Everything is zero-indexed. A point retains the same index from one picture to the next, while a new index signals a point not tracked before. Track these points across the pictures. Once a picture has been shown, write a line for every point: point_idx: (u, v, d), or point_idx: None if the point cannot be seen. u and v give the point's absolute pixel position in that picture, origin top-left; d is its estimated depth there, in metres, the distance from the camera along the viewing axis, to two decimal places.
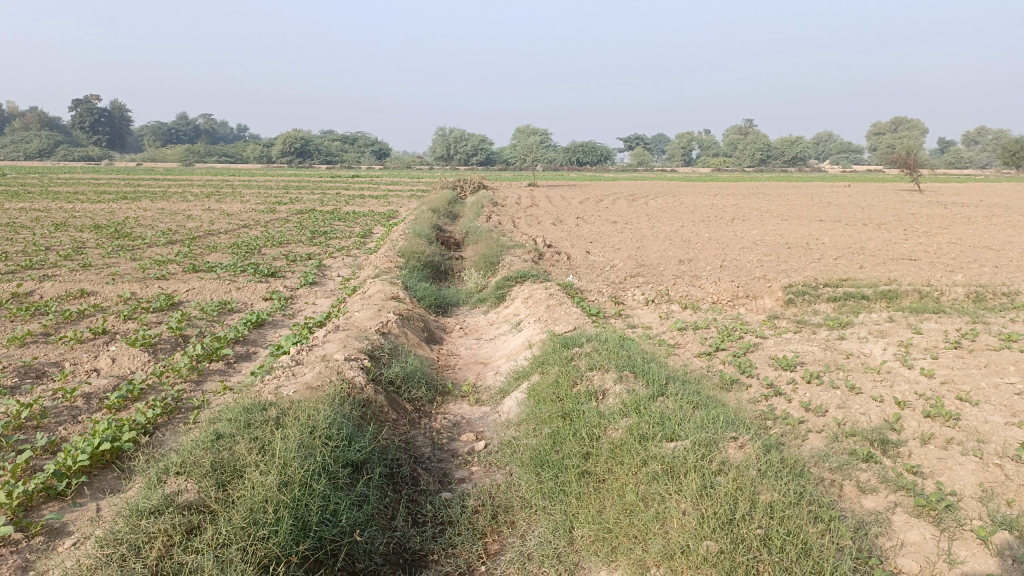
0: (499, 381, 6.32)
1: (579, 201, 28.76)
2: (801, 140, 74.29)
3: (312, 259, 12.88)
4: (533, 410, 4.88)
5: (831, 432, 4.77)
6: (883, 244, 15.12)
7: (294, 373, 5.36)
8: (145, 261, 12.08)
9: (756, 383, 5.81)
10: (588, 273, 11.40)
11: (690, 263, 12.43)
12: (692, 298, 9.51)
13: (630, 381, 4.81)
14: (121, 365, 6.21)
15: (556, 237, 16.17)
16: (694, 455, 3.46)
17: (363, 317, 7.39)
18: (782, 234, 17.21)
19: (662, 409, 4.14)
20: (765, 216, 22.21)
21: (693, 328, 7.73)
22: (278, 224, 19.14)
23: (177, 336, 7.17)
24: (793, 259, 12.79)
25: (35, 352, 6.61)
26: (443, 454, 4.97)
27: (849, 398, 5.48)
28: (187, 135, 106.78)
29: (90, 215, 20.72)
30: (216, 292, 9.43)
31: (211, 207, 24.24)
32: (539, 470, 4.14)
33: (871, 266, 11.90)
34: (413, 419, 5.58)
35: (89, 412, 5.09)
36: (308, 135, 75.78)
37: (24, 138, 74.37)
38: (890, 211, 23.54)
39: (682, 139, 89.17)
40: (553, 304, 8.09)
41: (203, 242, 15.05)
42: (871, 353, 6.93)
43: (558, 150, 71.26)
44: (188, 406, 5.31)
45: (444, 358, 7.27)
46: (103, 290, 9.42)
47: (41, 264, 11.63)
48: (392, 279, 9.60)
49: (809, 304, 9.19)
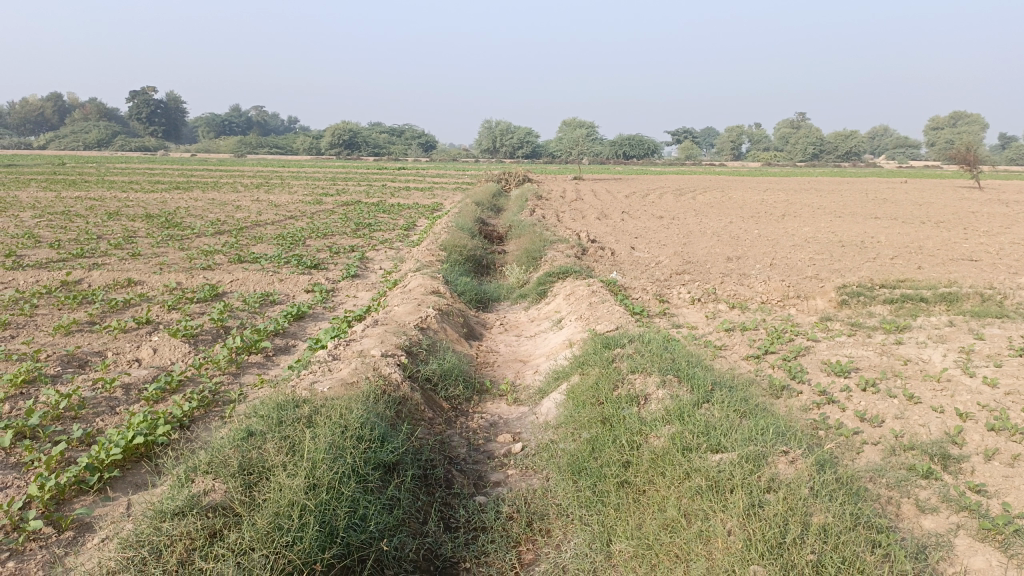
0: (538, 380, 6.18)
1: (625, 196, 28.37)
2: (855, 135, 72.34)
3: (355, 251, 12.88)
4: (572, 414, 4.72)
5: (887, 445, 4.52)
6: (941, 243, 14.53)
7: (329, 368, 5.29)
8: (192, 251, 12.21)
9: (807, 389, 5.56)
10: (632, 269, 11.17)
11: (738, 261, 12.10)
12: (740, 297, 9.22)
13: (673, 385, 4.61)
14: (161, 356, 6.22)
15: (600, 232, 15.94)
16: (741, 470, 3.26)
17: (403, 312, 7.30)
18: (835, 231, 16.70)
19: (708, 417, 3.94)
20: (817, 212, 21.60)
21: (740, 330, 7.48)
22: (324, 215, 19.25)
23: (218, 328, 7.17)
24: (846, 258, 12.35)
25: (79, 341, 6.67)
26: (479, 455, 4.84)
27: (907, 408, 5.20)
28: (239, 126, 108.70)
29: (142, 204, 21.14)
30: (259, 284, 9.46)
31: (259, 198, 24.55)
32: (576, 477, 3.99)
33: (930, 267, 11.41)
34: (450, 417, 5.47)
35: (128, 404, 5.10)
36: (356, 127, 76.47)
37: (83, 129, 76.55)
38: (949, 209, 22.68)
39: (732, 133, 87.65)
40: (595, 302, 7.90)
41: (249, 233, 15.20)
42: (930, 360, 6.60)
43: (605, 144, 70.65)
44: (224, 399, 5.28)
45: (483, 355, 7.15)
46: (149, 279, 9.52)
47: (92, 253, 11.84)
48: (433, 273, 9.52)
49: (863, 306, 8.83)
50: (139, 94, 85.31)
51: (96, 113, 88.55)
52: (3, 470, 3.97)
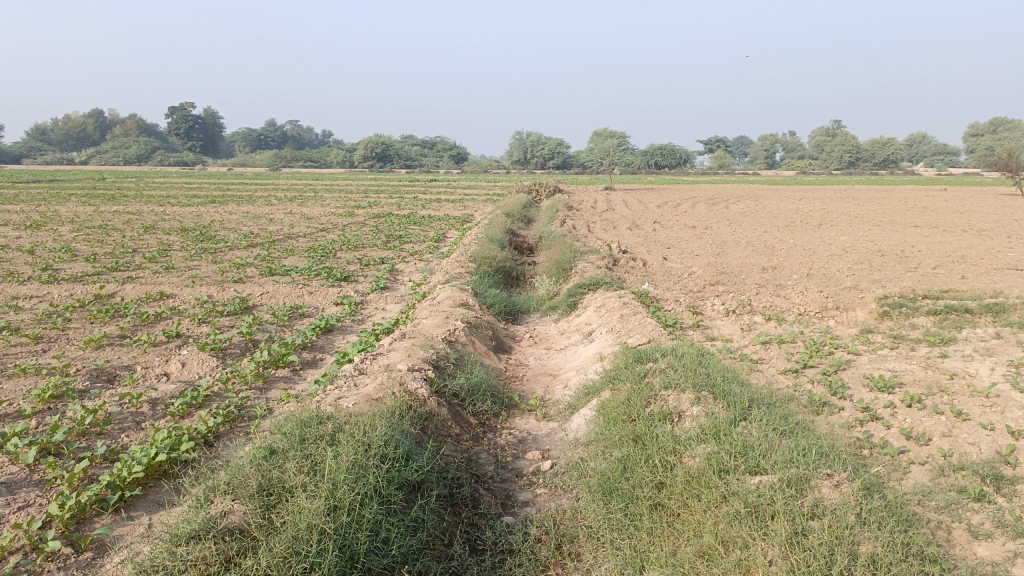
0: (568, 395, 6.03)
1: (657, 206, 28.12)
2: (892, 142, 71.09)
3: (386, 263, 12.86)
4: (603, 431, 4.57)
5: (936, 465, 4.29)
6: (985, 252, 14.08)
7: (355, 383, 5.19)
8: (224, 264, 12.28)
9: (849, 406, 5.34)
10: (665, 280, 10.98)
11: (774, 271, 11.85)
12: (777, 309, 8.98)
13: (708, 401, 4.44)
14: (190, 370, 6.20)
15: (632, 243, 15.76)
16: (782, 495, 3.09)
17: (431, 325, 7.21)
18: (873, 240, 16.32)
19: (746, 436, 3.76)
20: (855, 221, 21.11)
21: (778, 343, 7.26)
22: (355, 228, 19.33)
23: (246, 341, 7.13)
24: (886, 268, 12.00)
25: (108, 355, 6.69)
26: (507, 473, 4.71)
27: (956, 425, 4.96)
28: (274, 140, 110.31)
29: (178, 218, 21.47)
30: (289, 297, 9.45)
31: (292, 211, 24.79)
32: (607, 499, 3.84)
33: (975, 276, 11.05)
34: (478, 434, 5.35)
35: (154, 419, 5.06)
36: (388, 140, 77.12)
37: (124, 144, 78.27)
38: (993, 217, 22.06)
39: (765, 142, 86.77)
40: (627, 314, 7.73)
41: (281, 245, 15.29)
42: (977, 374, 6.33)
43: (637, 155, 70.28)
44: (250, 414, 5.22)
45: (512, 368, 7.02)
46: (181, 293, 9.57)
47: (126, 266, 12.00)
48: (462, 285, 9.44)
49: (906, 318, 8.54)
50: (177, 110, 87.14)
51: (135, 128, 90.52)
52: (26, 488, 3.94)
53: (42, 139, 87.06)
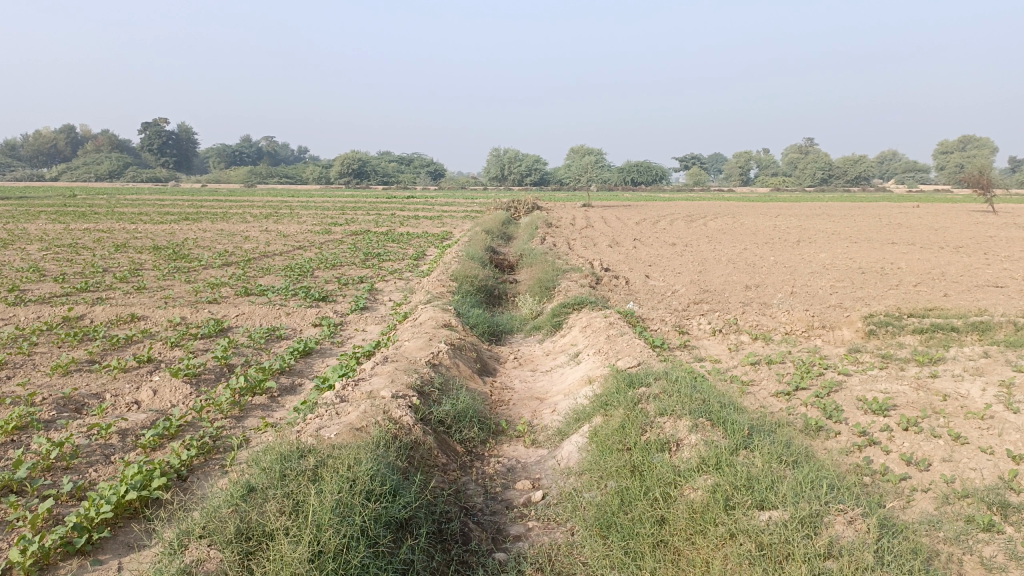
0: (557, 421, 5.84)
1: (636, 222, 28.18)
2: (864, 159, 72.22)
3: (365, 282, 12.62)
4: (597, 460, 4.40)
5: (940, 492, 4.16)
6: (963, 269, 14.17)
7: (336, 412, 4.96)
8: (198, 284, 11.97)
9: (845, 430, 5.22)
10: (649, 299, 10.87)
11: (757, 289, 11.79)
12: (764, 328, 8.88)
13: (706, 429, 4.29)
14: (162, 398, 5.93)
15: (613, 261, 15.67)
16: (795, 538, 2.94)
17: (414, 347, 7.01)
18: (852, 257, 16.39)
19: (749, 466, 3.62)
20: (833, 238, 21.21)
21: (767, 364, 7.15)
22: (333, 245, 19.07)
23: (222, 366, 6.87)
24: (868, 286, 11.99)
25: (76, 382, 6.40)
26: (496, 505, 4.51)
27: (956, 449, 4.84)
28: (249, 157, 109.39)
29: (150, 236, 21.04)
30: (266, 318, 9.20)
31: (268, 228, 24.44)
32: (605, 534, 3.66)
33: (957, 294, 11.07)
34: (465, 463, 5.14)
35: (124, 452, 4.80)
36: (365, 157, 76.86)
37: (96, 160, 77.25)
38: (967, 234, 22.33)
39: (740, 159, 87.68)
40: (614, 335, 7.58)
41: (257, 264, 15.00)
42: (969, 394, 6.25)
43: (613, 172, 70.63)
44: (225, 446, 4.98)
45: (497, 392, 6.83)
46: (153, 314, 9.28)
47: (96, 286, 11.65)
48: (444, 304, 9.26)
49: (892, 337, 8.48)
50: (150, 126, 86.33)
51: (107, 145, 89.39)
52: None
53: (12, 156, 85.70)
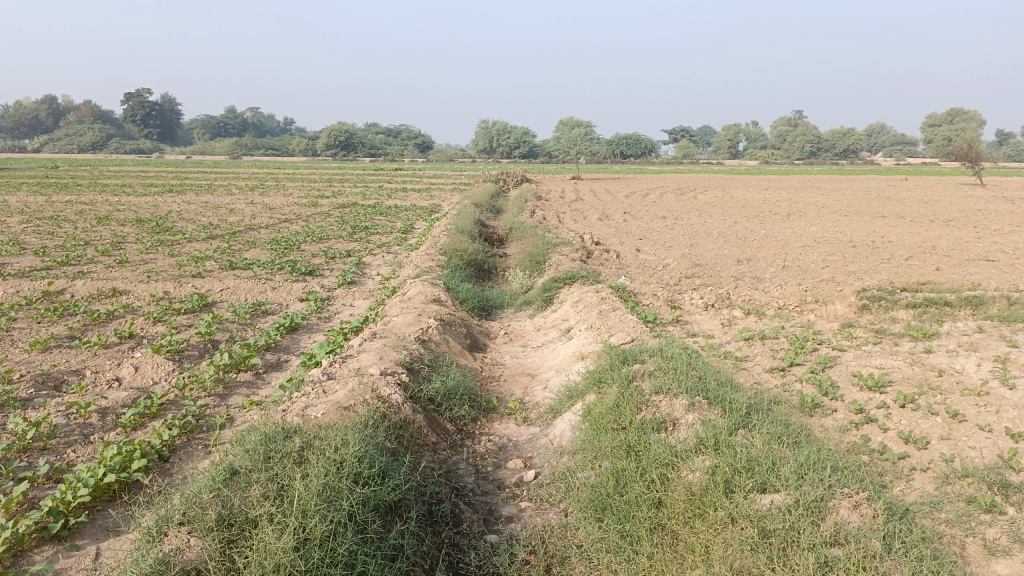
0: (548, 398, 5.74)
1: (626, 195, 28.04)
2: (853, 133, 72.16)
3: (352, 256, 12.43)
4: (591, 440, 4.30)
5: (940, 472, 4.09)
6: (954, 243, 14.11)
7: (323, 390, 4.83)
8: (182, 257, 11.74)
9: (842, 407, 5.14)
10: (640, 273, 10.76)
11: (749, 263, 11.69)
12: (756, 303, 8.79)
13: (703, 408, 4.18)
14: (144, 375, 5.78)
15: (604, 234, 15.52)
16: (800, 528, 2.87)
17: (402, 323, 6.87)
18: (843, 231, 16.31)
19: (749, 447, 3.53)
20: (823, 212, 21.13)
21: (760, 339, 7.07)
22: (320, 218, 18.81)
23: (205, 342, 6.71)
24: (860, 260, 11.91)
25: (56, 359, 6.23)
26: (488, 485, 4.41)
27: (953, 427, 4.78)
28: (234, 128, 108.07)
29: (133, 208, 20.68)
30: (251, 292, 9.01)
31: (253, 200, 24.11)
32: (600, 516, 3.56)
33: (949, 268, 11.00)
34: (455, 441, 5.03)
35: (104, 432, 4.66)
36: (352, 128, 76.01)
37: (78, 132, 76.03)
38: (956, 207, 22.28)
39: (729, 133, 87.37)
40: (605, 310, 7.46)
41: (242, 237, 14.77)
42: (964, 370, 6.19)
43: (603, 144, 70.21)
44: (209, 425, 4.85)
45: (488, 368, 6.71)
46: (135, 289, 9.07)
47: (77, 260, 11.41)
48: (433, 279, 9.11)
49: (885, 312, 8.40)
50: (133, 96, 84.95)
51: (90, 115, 87.88)
52: None
53: None
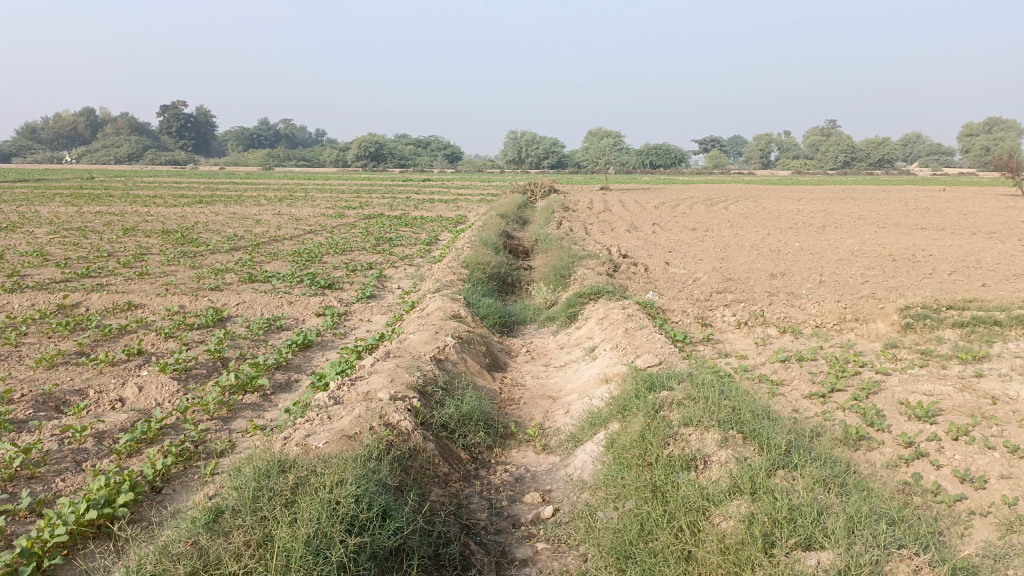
0: (570, 424, 5.38)
1: (654, 206, 27.55)
2: (888, 142, 70.79)
3: (373, 268, 12.20)
4: (614, 476, 3.94)
5: (1003, 518, 3.67)
6: (999, 257, 13.52)
7: (328, 416, 4.54)
8: (202, 270, 11.57)
9: (889, 439, 4.72)
10: (669, 288, 10.37)
11: (783, 277, 11.24)
12: (792, 321, 8.36)
13: (737, 443, 3.81)
14: (147, 396, 5.55)
15: (632, 247, 15.13)
16: None
17: (419, 341, 6.56)
18: (881, 244, 15.73)
19: (791, 492, 3.16)
20: (858, 224, 20.50)
21: (797, 361, 6.66)
22: (344, 229, 18.68)
23: (214, 360, 6.46)
24: (901, 275, 11.38)
25: (60, 377, 6.02)
26: (502, 522, 4.07)
27: (1014, 464, 4.33)
28: (267, 139, 109.46)
29: (161, 219, 20.73)
30: (267, 306, 8.79)
31: (280, 212, 24.07)
32: (623, 566, 3.21)
33: (996, 284, 10.43)
34: (469, 472, 4.71)
35: (97, 459, 4.41)
36: (382, 139, 76.36)
37: (115, 143, 77.29)
38: (998, 219, 21.49)
39: (760, 143, 86.31)
40: (632, 328, 7.09)
41: (265, 249, 14.64)
42: (1020, 398, 5.72)
43: (632, 155, 69.67)
44: (208, 451, 4.57)
45: (507, 390, 6.38)
46: (151, 302, 8.90)
47: (99, 271, 11.33)
48: (454, 293, 8.82)
49: (930, 332, 7.92)
50: (169, 108, 86.26)
51: (127, 127, 89.37)
52: None
53: (32, 138, 86.13)
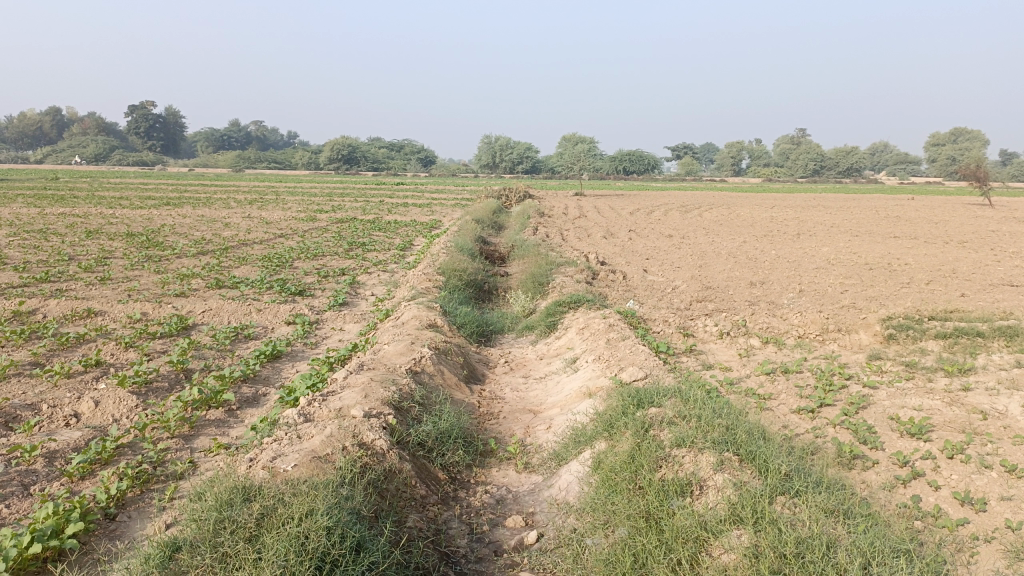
0: (552, 441, 5.15)
1: (630, 213, 27.52)
2: (857, 151, 71.72)
3: (347, 274, 11.89)
4: (603, 501, 3.72)
5: (1009, 544, 3.51)
6: (973, 266, 13.53)
7: (298, 435, 4.26)
8: (168, 275, 11.18)
9: (883, 458, 4.55)
10: (648, 296, 10.20)
11: (762, 286, 11.12)
12: (775, 331, 8.21)
13: (734, 466, 3.61)
14: (104, 412, 5.23)
15: (609, 254, 14.97)
16: None
17: (393, 352, 6.30)
18: (857, 252, 15.74)
19: (795, 525, 2.97)
20: (832, 232, 20.56)
21: (783, 374, 6.50)
22: (317, 234, 18.32)
23: (177, 372, 6.14)
24: (879, 284, 11.32)
25: (11, 389, 5.67)
26: (483, 549, 3.82)
27: (1013, 485, 4.16)
28: (238, 140, 108.08)
29: (127, 222, 20.17)
30: (235, 314, 8.46)
31: (251, 215, 23.58)
32: None
33: (974, 294, 10.40)
34: (448, 493, 4.46)
35: (46, 483, 4.08)
36: (355, 143, 75.74)
37: (81, 144, 75.75)
38: (969, 228, 21.68)
39: (731, 151, 87.04)
40: (614, 339, 6.89)
41: (234, 253, 14.24)
42: (1009, 412, 5.60)
43: (605, 161, 69.85)
44: (168, 473, 4.27)
45: (486, 403, 6.12)
46: (112, 309, 8.51)
47: (58, 276, 10.88)
48: (430, 301, 8.56)
49: (913, 343, 7.82)
50: (137, 108, 84.73)
51: (94, 126, 87.63)
52: None
53: None
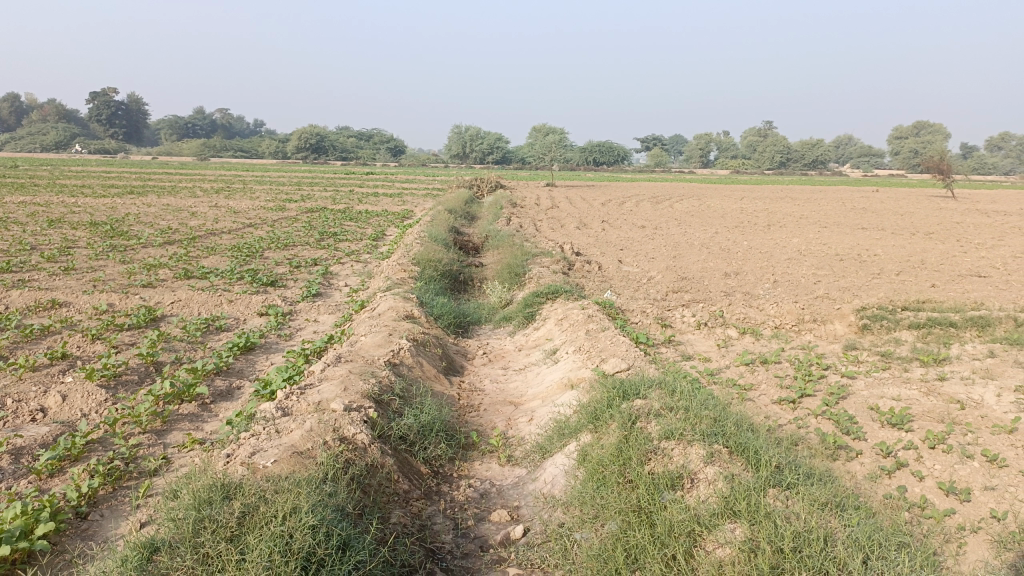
0: (535, 433, 5.08)
1: (601, 203, 27.55)
2: (823, 144, 72.62)
3: (319, 264, 11.69)
4: (592, 494, 3.66)
5: (996, 534, 3.52)
6: (941, 257, 13.73)
7: (277, 430, 4.14)
8: (134, 265, 10.88)
9: (867, 449, 4.56)
10: (625, 287, 10.18)
11: (737, 277, 11.17)
12: (752, 322, 8.23)
13: (725, 459, 3.58)
14: (72, 407, 5.04)
15: (583, 244, 14.94)
16: None
17: (371, 344, 6.17)
18: (827, 243, 15.90)
19: (791, 520, 2.95)
20: (802, 223, 20.75)
21: (762, 364, 6.51)
22: (287, 223, 18.02)
23: (147, 365, 5.95)
24: (851, 275, 11.43)
25: None
26: (469, 544, 3.74)
27: (996, 474, 4.18)
28: (203, 129, 106.34)
29: (89, 211, 19.66)
30: (205, 305, 8.26)
31: (218, 204, 23.14)
32: None
33: (944, 285, 10.53)
34: (431, 488, 4.37)
35: (12, 481, 3.91)
36: (324, 132, 74.83)
37: (40, 130, 73.82)
38: (934, 220, 22.02)
39: (700, 142, 87.61)
40: (594, 330, 6.83)
41: (202, 243, 13.93)
42: (986, 402, 5.65)
43: (576, 151, 69.87)
44: (141, 469, 4.12)
45: (466, 396, 6.04)
46: (77, 300, 8.25)
47: (20, 266, 10.55)
48: (406, 292, 8.44)
49: (888, 333, 7.89)
50: (99, 95, 82.75)
51: (54, 113, 85.45)
52: None
53: None
